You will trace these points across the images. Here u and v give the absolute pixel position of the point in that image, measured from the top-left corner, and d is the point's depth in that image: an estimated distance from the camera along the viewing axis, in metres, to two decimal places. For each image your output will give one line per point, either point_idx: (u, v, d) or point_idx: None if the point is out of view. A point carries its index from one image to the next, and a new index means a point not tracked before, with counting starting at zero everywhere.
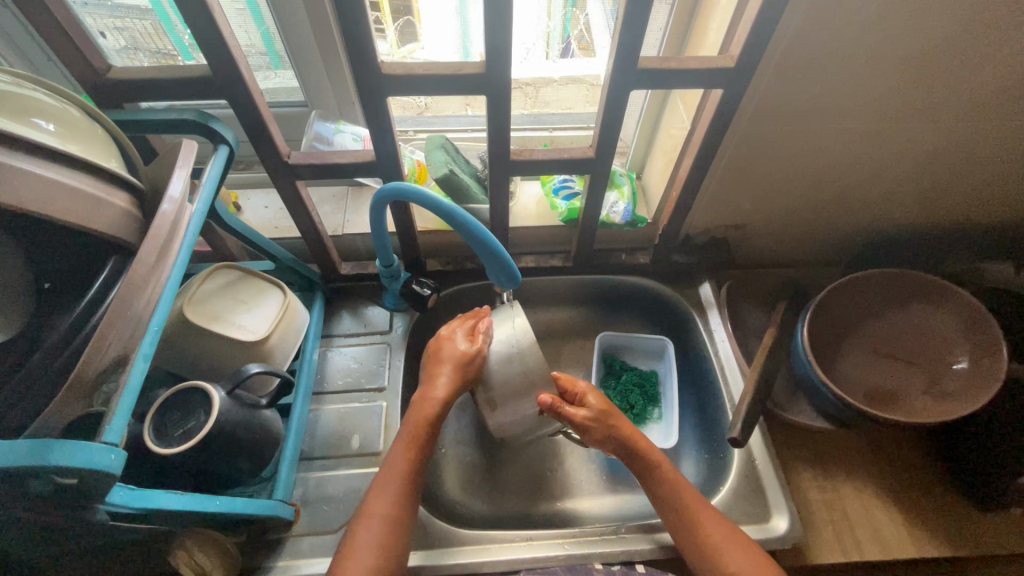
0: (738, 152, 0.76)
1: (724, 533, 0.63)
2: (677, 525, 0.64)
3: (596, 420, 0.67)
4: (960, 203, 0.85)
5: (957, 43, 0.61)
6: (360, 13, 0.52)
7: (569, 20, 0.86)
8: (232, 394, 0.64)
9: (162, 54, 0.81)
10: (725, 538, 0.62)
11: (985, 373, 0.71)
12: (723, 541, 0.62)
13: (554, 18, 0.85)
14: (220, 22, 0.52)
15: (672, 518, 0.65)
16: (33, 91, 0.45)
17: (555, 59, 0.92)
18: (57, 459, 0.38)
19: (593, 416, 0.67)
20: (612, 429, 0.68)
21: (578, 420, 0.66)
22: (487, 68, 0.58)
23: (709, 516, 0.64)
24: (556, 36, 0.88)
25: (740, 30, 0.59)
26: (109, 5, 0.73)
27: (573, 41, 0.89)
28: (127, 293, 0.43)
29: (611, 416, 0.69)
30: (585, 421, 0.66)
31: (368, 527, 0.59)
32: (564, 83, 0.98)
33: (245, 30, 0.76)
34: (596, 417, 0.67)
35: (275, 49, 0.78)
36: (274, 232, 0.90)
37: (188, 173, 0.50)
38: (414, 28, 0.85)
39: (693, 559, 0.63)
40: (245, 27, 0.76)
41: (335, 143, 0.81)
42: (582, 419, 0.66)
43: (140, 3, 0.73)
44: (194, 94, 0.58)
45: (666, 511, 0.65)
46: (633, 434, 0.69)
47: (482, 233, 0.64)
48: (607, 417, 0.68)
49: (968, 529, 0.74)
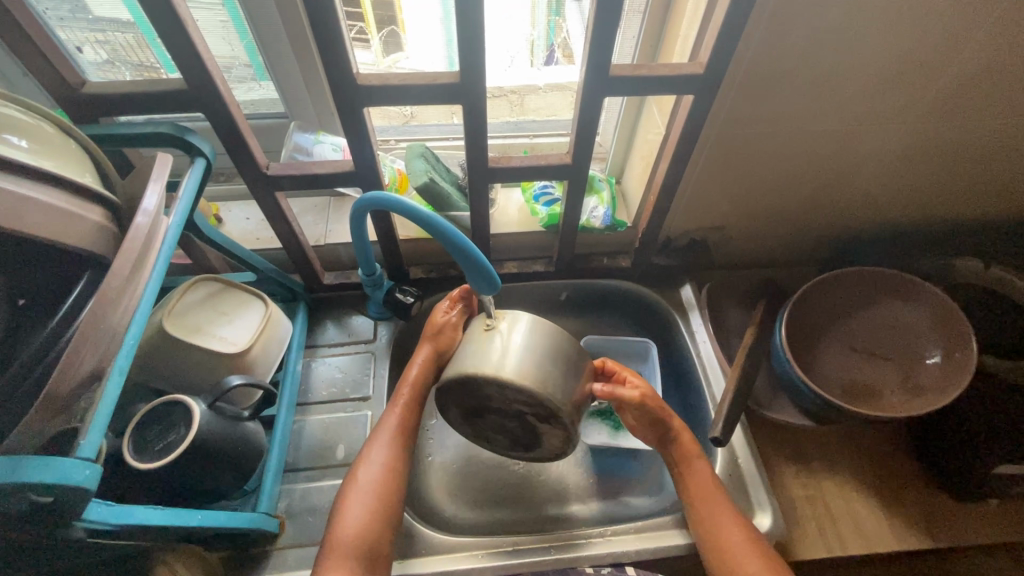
0: (713, 155, 0.77)
1: (740, 540, 0.62)
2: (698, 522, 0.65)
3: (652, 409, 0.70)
4: (931, 201, 0.87)
5: (917, 46, 0.63)
6: (335, 24, 0.52)
7: (553, 29, 0.87)
8: (214, 406, 0.64)
9: (145, 67, 0.80)
10: (739, 542, 0.62)
11: (956, 366, 0.73)
12: (738, 548, 0.62)
13: (536, 28, 0.87)
14: (193, 34, 0.52)
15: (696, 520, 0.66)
16: (3, 106, 0.45)
17: (539, 66, 0.94)
18: (30, 475, 0.37)
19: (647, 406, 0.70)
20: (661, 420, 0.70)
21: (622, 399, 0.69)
22: (463, 76, 0.58)
23: (726, 517, 0.64)
24: (543, 44, 0.90)
25: (709, 37, 0.60)
26: (89, 19, 0.73)
27: (557, 49, 0.91)
28: (100, 307, 0.42)
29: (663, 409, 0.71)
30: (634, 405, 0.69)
31: (352, 506, 0.62)
32: (549, 89, 1.00)
33: (228, 42, 0.77)
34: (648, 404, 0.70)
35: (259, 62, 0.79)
36: (256, 243, 0.90)
37: (163, 187, 0.49)
38: (398, 38, 0.86)
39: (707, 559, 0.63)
40: (228, 39, 0.76)
41: (314, 153, 0.81)
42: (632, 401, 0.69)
43: (122, 16, 0.73)
44: (170, 107, 0.58)
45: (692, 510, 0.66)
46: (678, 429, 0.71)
47: (459, 238, 0.62)
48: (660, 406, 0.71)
49: (946, 521, 0.76)
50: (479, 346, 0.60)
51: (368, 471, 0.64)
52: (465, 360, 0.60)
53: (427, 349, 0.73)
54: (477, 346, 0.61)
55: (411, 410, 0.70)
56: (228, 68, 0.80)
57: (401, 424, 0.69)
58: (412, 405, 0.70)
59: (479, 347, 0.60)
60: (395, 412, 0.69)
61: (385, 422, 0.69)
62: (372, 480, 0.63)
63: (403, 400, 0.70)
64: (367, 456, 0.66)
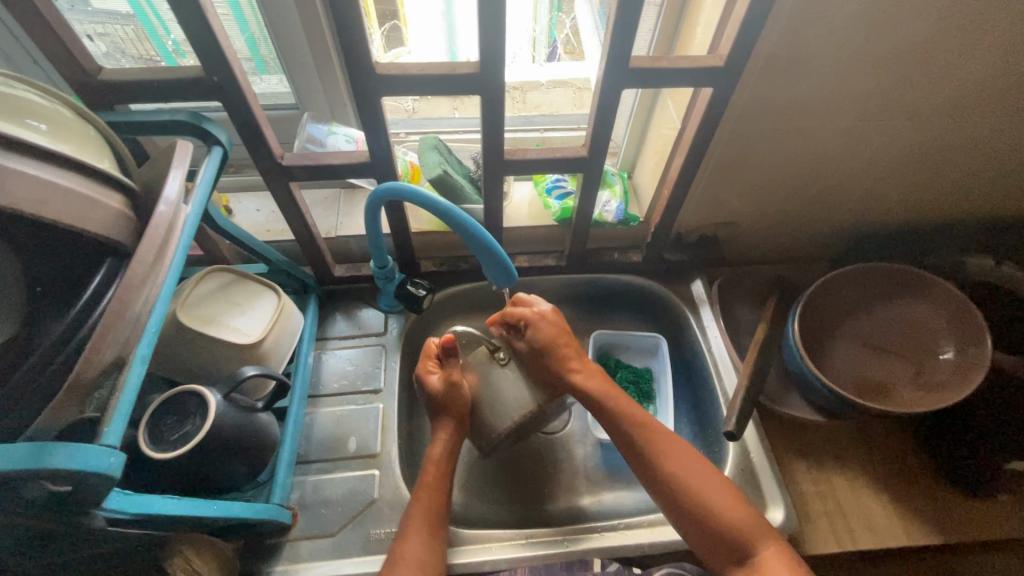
0: (728, 150, 0.77)
1: (701, 475, 0.62)
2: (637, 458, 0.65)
3: (529, 351, 0.71)
4: (943, 198, 0.87)
5: (936, 41, 0.63)
6: (355, 13, 0.52)
7: (554, 25, 0.89)
8: (229, 397, 0.64)
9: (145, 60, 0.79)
10: (703, 480, 0.62)
11: (970, 363, 0.73)
12: (704, 486, 0.61)
13: (539, 23, 0.88)
14: (212, 20, 0.51)
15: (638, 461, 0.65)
16: (22, 90, 0.44)
17: (541, 62, 0.94)
18: (56, 462, 0.37)
19: (533, 346, 0.70)
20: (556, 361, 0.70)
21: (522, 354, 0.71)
22: (482, 66, 0.58)
23: (677, 451, 0.64)
24: (545, 40, 0.91)
25: (730, 29, 0.60)
26: (89, 10, 0.72)
27: (559, 45, 0.92)
28: (124, 295, 0.41)
29: (545, 341, 0.70)
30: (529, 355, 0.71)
31: None
32: (551, 85, 1.00)
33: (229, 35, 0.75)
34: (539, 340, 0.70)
35: (260, 55, 0.78)
36: (267, 235, 0.90)
37: (184, 174, 0.49)
38: (400, 33, 0.86)
39: (664, 499, 0.62)
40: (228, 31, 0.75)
41: (327, 145, 0.81)
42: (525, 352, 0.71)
43: (122, 8, 0.73)
44: (187, 95, 0.58)
45: (629, 448, 0.66)
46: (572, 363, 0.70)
47: (477, 230, 0.63)
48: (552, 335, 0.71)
49: (956, 517, 0.76)
50: (505, 383, 0.72)
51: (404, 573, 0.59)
52: (511, 400, 0.70)
53: (450, 423, 0.70)
54: (503, 384, 0.72)
55: (438, 496, 0.66)
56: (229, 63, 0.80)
57: (430, 515, 0.64)
58: (439, 479, 0.67)
59: (504, 384, 0.72)
60: (428, 494, 0.65)
61: (419, 502, 0.65)
62: (416, 567, 0.59)
63: (430, 483, 0.66)
64: (406, 540, 0.62)
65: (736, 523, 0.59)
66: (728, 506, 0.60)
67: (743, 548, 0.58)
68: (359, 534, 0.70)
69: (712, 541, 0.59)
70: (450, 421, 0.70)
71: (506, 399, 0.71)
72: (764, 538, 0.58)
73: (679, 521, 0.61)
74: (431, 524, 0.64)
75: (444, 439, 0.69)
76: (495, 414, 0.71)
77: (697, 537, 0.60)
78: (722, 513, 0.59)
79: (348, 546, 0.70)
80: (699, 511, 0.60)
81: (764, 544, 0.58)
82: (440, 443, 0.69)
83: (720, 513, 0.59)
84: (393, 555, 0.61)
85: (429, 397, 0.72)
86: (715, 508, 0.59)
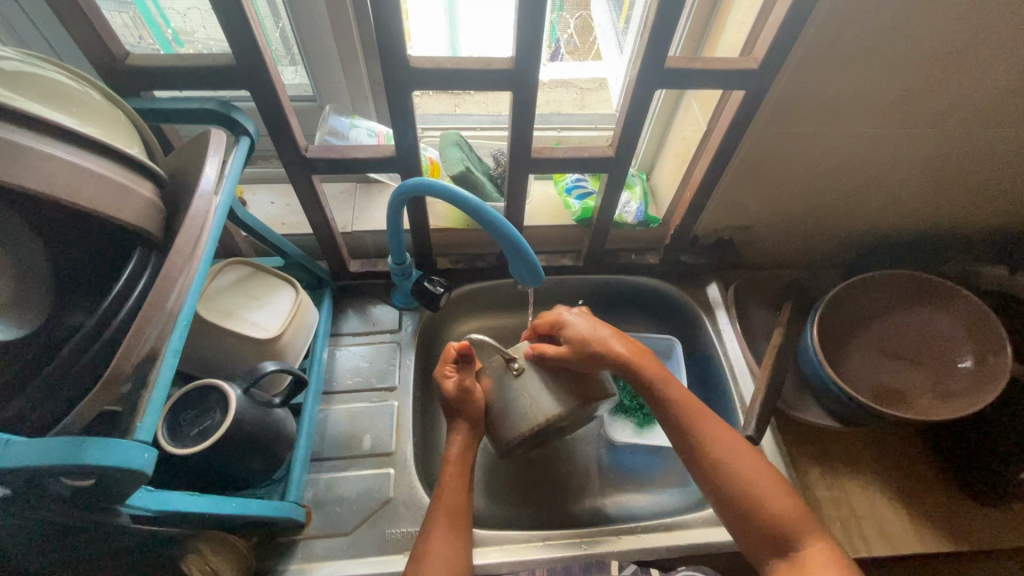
0: (753, 154, 0.77)
1: (743, 464, 0.63)
2: (688, 453, 0.65)
3: (564, 353, 0.68)
4: (961, 207, 0.87)
5: (969, 51, 0.63)
6: (393, 6, 0.51)
7: (557, 25, 0.84)
8: (248, 392, 0.62)
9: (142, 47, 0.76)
10: (749, 473, 0.62)
11: (989, 371, 0.73)
12: (750, 475, 0.62)
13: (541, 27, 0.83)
14: (247, 6, 0.50)
15: (688, 455, 0.65)
16: (51, 72, 0.42)
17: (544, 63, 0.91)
18: (93, 458, 0.36)
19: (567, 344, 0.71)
20: (596, 357, 0.69)
21: (546, 359, 0.68)
22: (517, 62, 0.57)
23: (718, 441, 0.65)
24: (546, 41, 0.86)
25: (766, 31, 0.60)
26: None
27: (561, 46, 0.88)
28: (160, 287, 0.40)
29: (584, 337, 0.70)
30: (557, 359, 0.67)
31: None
32: (554, 84, 0.97)
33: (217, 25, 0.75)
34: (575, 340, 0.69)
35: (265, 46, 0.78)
36: (282, 228, 0.89)
37: (218, 164, 0.47)
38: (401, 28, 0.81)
39: (709, 486, 0.64)
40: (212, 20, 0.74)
41: (349, 138, 0.80)
42: (552, 354, 0.68)
43: None
44: (215, 83, 0.57)
45: (681, 443, 0.66)
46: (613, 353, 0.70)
47: (507, 229, 0.62)
48: (593, 333, 0.71)
49: (969, 525, 0.76)
50: (523, 393, 0.68)
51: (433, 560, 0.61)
52: (524, 411, 0.67)
53: (465, 426, 0.71)
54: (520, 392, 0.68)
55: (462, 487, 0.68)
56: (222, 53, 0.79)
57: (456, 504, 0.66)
58: (462, 475, 0.69)
59: (521, 394, 0.68)
60: (456, 492, 0.67)
61: (446, 499, 0.66)
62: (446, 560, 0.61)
63: (455, 478, 0.68)
64: (437, 533, 0.63)
65: (781, 515, 0.59)
66: (775, 498, 0.61)
67: (787, 540, 0.59)
68: (375, 533, 0.70)
69: (757, 533, 0.60)
70: (466, 425, 0.71)
71: (524, 408, 0.67)
72: (810, 534, 0.58)
73: (725, 512, 0.63)
74: (455, 508, 0.66)
75: (461, 441, 0.70)
76: (509, 424, 0.68)
77: (741, 529, 0.61)
78: (767, 505, 0.60)
79: (363, 545, 0.69)
80: (747, 498, 0.61)
81: (808, 536, 0.58)
82: (457, 443, 0.70)
83: (765, 499, 0.61)
84: (420, 552, 0.62)
85: (445, 398, 0.71)
86: (760, 497, 0.61)
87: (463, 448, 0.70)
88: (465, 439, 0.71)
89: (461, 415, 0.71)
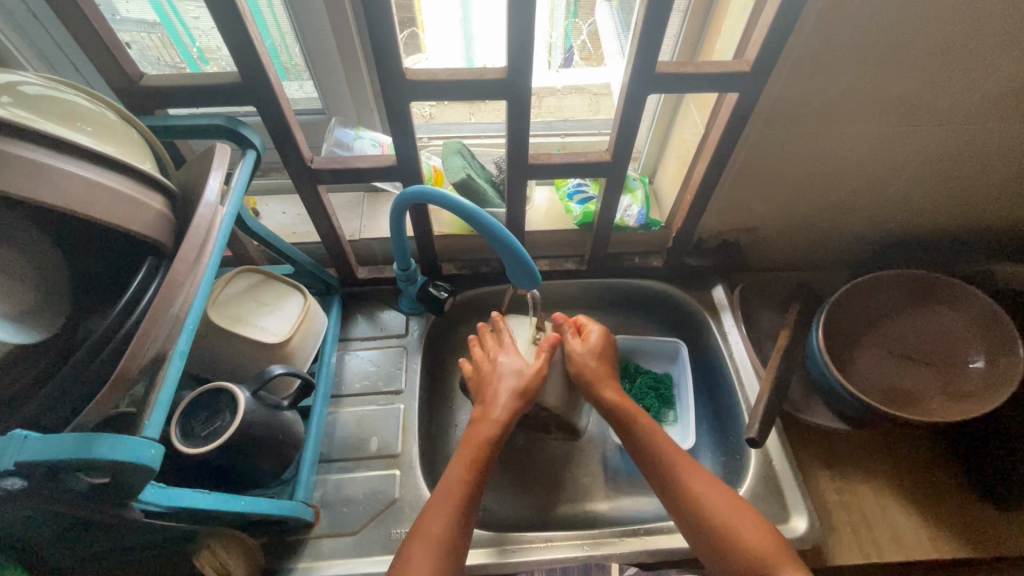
0: (752, 156, 0.77)
1: (715, 492, 0.64)
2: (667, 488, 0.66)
3: (585, 352, 0.75)
4: (971, 205, 0.86)
5: (966, 47, 0.62)
6: (387, 22, 0.53)
7: (571, 30, 0.86)
8: (257, 394, 0.65)
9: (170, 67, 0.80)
10: (725, 507, 0.63)
11: (1001, 372, 0.72)
12: (724, 508, 0.63)
13: (554, 30, 0.85)
14: (250, 27, 0.53)
15: (665, 489, 0.67)
16: (72, 95, 0.46)
17: (557, 68, 0.94)
18: (102, 453, 0.38)
19: (585, 348, 0.75)
20: (596, 381, 0.73)
21: (571, 352, 0.75)
22: (509, 72, 0.59)
23: (693, 473, 0.66)
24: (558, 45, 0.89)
25: (757, 34, 0.60)
26: (116, 19, 0.73)
27: (574, 51, 0.90)
28: (166, 292, 0.43)
29: (598, 347, 0.76)
30: (579, 359, 0.74)
31: (429, 535, 0.59)
32: (568, 91, 1.00)
33: (206, 32, 0.76)
34: (594, 353, 0.76)
35: (281, 61, 0.80)
36: (293, 237, 0.92)
37: (223, 177, 0.50)
38: (418, 40, 0.85)
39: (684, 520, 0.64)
40: (202, 27, 0.76)
41: (354, 149, 0.83)
42: (577, 351, 0.75)
43: (149, 17, 0.73)
44: (223, 100, 0.60)
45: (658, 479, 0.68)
46: (605, 389, 0.73)
47: (504, 233, 0.64)
48: (597, 360, 0.75)
49: (988, 531, 0.74)
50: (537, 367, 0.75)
51: (442, 507, 0.61)
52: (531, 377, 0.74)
53: (512, 387, 0.69)
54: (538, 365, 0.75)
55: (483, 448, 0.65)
56: (215, 61, 0.81)
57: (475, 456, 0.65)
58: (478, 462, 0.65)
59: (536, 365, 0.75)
60: (459, 483, 0.63)
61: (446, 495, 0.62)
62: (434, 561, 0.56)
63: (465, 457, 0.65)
64: (430, 519, 0.60)
65: (756, 546, 0.59)
66: (749, 530, 0.61)
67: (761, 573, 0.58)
68: (380, 533, 0.71)
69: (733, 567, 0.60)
70: (515, 391, 0.69)
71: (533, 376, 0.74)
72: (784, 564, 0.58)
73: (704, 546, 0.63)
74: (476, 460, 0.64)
75: (498, 419, 0.67)
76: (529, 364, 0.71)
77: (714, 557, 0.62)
78: (741, 537, 0.60)
79: (369, 544, 0.70)
80: (721, 530, 0.61)
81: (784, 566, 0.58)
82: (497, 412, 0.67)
83: (739, 531, 0.61)
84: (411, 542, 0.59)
85: (490, 359, 0.74)
86: (733, 528, 0.61)
87: (501, 428, 0.67)
88: (503, 422, 0.67)
89: (516, 383, 0.69)
